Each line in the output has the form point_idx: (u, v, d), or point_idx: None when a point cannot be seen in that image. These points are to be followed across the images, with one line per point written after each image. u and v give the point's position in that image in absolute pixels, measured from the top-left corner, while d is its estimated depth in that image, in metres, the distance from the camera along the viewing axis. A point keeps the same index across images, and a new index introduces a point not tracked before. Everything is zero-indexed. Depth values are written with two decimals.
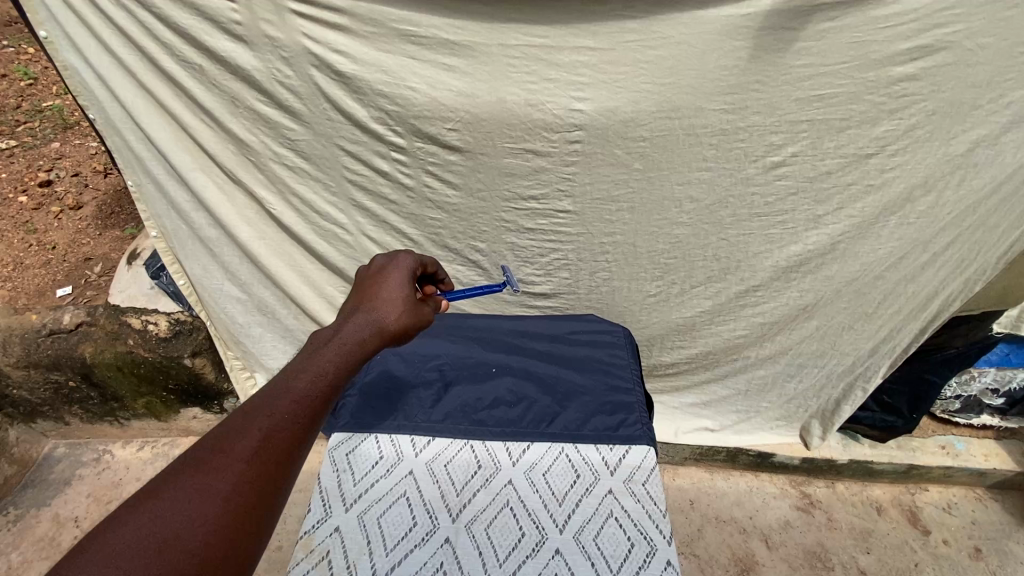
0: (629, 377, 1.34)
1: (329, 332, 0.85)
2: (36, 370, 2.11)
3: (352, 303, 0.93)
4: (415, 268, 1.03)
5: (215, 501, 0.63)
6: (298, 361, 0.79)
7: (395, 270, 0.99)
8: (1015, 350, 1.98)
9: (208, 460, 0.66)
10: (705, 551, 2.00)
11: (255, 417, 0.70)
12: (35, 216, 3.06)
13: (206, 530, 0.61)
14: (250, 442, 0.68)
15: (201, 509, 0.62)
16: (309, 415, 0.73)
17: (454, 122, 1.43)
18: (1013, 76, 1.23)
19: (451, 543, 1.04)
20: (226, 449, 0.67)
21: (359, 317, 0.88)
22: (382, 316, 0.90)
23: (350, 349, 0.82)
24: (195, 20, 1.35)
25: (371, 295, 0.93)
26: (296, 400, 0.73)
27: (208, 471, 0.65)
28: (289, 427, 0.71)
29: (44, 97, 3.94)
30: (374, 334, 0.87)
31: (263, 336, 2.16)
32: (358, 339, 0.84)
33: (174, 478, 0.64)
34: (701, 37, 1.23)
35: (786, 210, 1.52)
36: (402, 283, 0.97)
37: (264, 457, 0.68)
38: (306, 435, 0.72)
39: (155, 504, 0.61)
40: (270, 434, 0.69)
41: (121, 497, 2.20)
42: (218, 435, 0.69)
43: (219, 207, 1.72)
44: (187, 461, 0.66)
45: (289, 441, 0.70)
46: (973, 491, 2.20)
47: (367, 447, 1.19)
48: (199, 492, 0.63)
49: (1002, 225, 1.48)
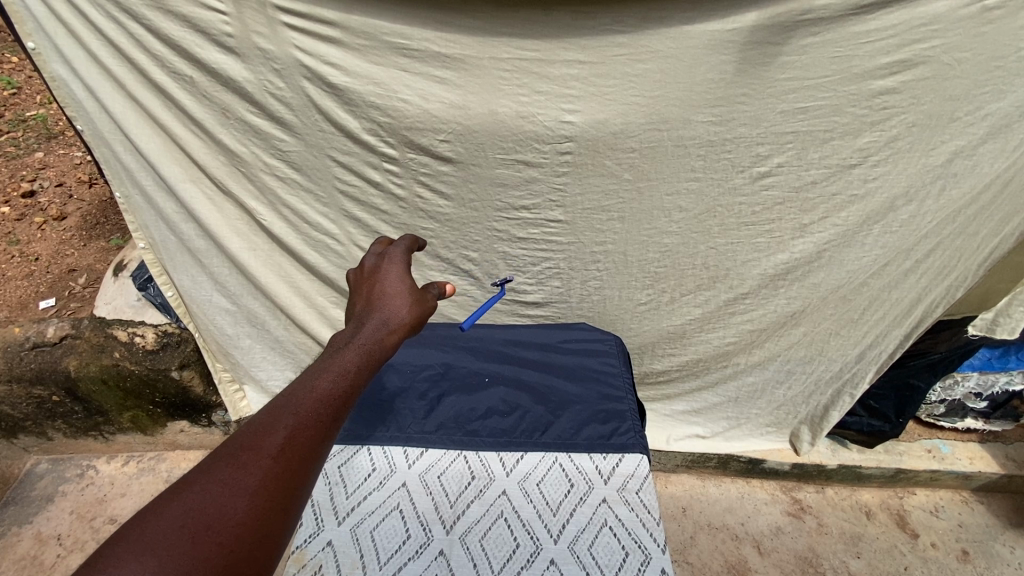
0: (620, 385, 1.36)
1: (345, 337, 0.84)
2: (18, 385, 2.06)
3: (361, 304, 0.93)
4: (408, 258, 1.02)
5: (244, 495, 0.62)
6: (318, 363, 0.78)
7: (394, 266, 0.99)
8: (997, 355, 2.01)
9: (236, 456, 0.64)
10: (698, 559, 2.01)
11: (281, 415, 0.69)
12: (17, 227, 3.02)
13: (237, 523, 0.61)
14: (276, 438, 0.66)
15: (232, 501, 0.61)
16: (333, 413, 0.72)
17: (446, 134, 1.43)
18: (989, 89, 1.27)
19: (445, 555, 1.03)
20: (253, 446, 0.65)
21: (374, 316, 0.88)
22: (394, 313, 0.89)
23: (370, 349, 0.82)
24: (185, 32, 1.35)
25: (378, 294, 0.93)
26: (320, 398, 0.72)
27: (238, 465, 0.64)
28: (314, 425, 0.69)
29: (27, 106, 3.89)
30: (390, 332, 0.87)
31: (253, 348, 2.13)
32: (376, 339, 0.84)
33: (203, 472, 0.63)
34: (688, 52, 1.26)
35: (773, 219, 1.55)
36: (404, 279, 0.96)
37: (291, 453, 0.66)
38: (329, 433, 0.71)
39: (185, 497, 0.61)
40: (296, 431, 0.68)
41: (106, 513, 2.16)
42: (245, 432, 0.67)
43: (209, 217, 1.70)
44: (216, 456, 0.65)
45: (315, 438, 0.69)
46: (959, 494, 2.24)
47: (360, 459, 1.19)
48: (228, 486, 0.62)
49: (982, 231, 1.52)
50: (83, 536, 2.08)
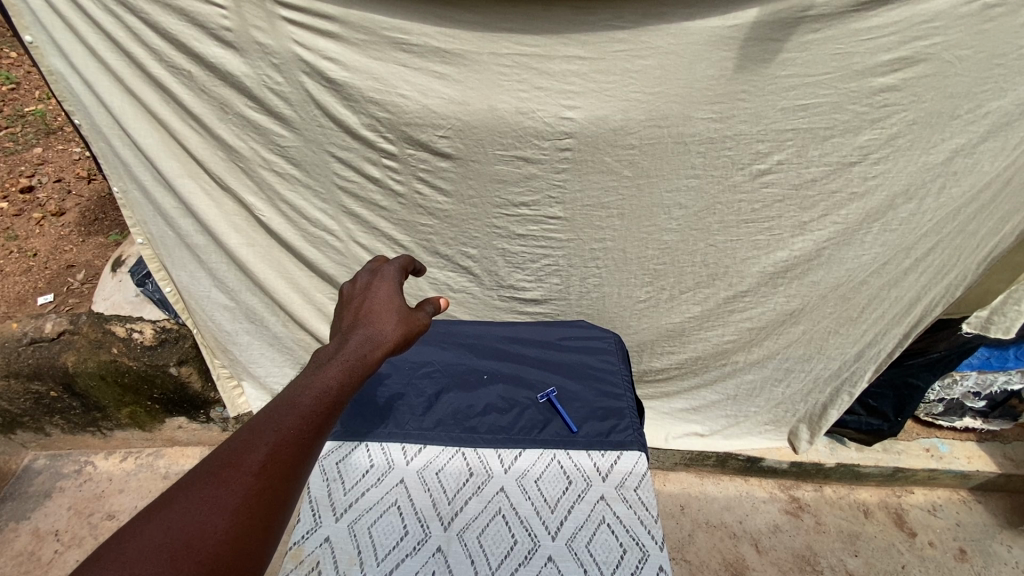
0: (619, 383, 1.36)
1: (330, 352, 0.85)
2: (16, 381, 2.06)
3: (349, 319, 0.93)
4: (400, 278, 1.04)
5: (224, 513, 0.62)
6: (302, 379, 0.78)
7: (383, 283, 0.99)
8: (996, 354, 2.00)
9: (216, 473, 0.64)
10: (696, 557, 2.01)
11: (263, 432, 0.69)
12: (15, 222, 3.01)
13: (216, 542, 0.61)
14: (258, 456, 0.67)
15: (211, 519, 0.61)
16: (316, 429, 0.72)
17: (445, 130, 1.43)
18: (990, 87, 1.26)
19: (443, 552, 1.03)
20: (235, 463, 0.65)
21: (360, 332, 0.88)
22: (381, 330, 0.90)
23: (354, 364, 0.82)
24: (183, 26, 1.34)
25: (365, 311, 0.93)
26: (304, 415, 0.72)
27: (218, 483, 0.64)
28: (297, 441, 0.70)
29: (27, 101, 3.88)
30: (376, 347, 0.87)
31: (252, 344, 2.13)
32: (361, 354, 0.84)
33: (184, 490, 0.63)
34: (689, 48, 1.25)
35: (773, 217, 1.54)
36: (393, 296, 0.97)
37: (272, 470, 0.67)
38: (311, 450, 0.71)
39: (166, 514, 0.61)
40: (277, 448, 0.68)
41: (103, 509, 2.16)
42: (227, 450, 0.67)
43: (208, 213, 1.70)
44: (198, 473, 0.65)
45: (296, 456, 0.69)
46: (957, 493, 2.24)
47: (358, 456, 1.19)
48: (208, 504, 0.62)
49: (982, 230, 1.52)
50: (80, 532, 2.08)
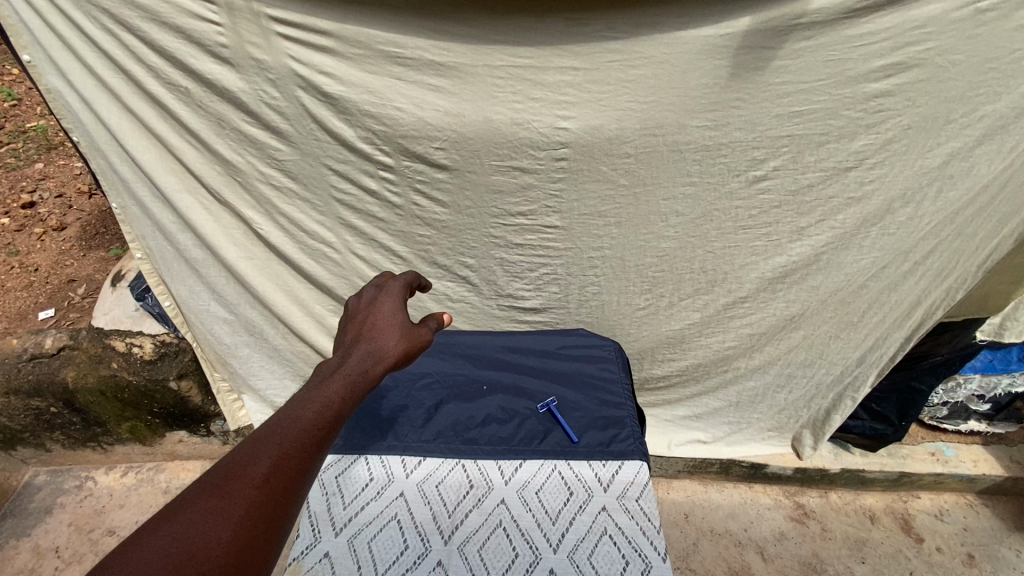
0: (620, 392, 1.36)
1: (332, 366, 0.84)
2: (16, 397, 2.06)
3: (351, 334, 0.93)
4: (404, 293, 1.03)
5: (227, 524, 0.61)
6: (302, 394, 0.78)
7: (387, 298, 0.99)
8: (999, 356, 1.99)
9: (220, 486, 0.64)
10: (701, 566, 1.99)
11: (266, 445, 0.68)
12: (17, 237, 3.02)
13: (219, 553, 0.60)
14: (261, 468, 0.66)
15: (214, 531, 0.61)
16: (317, 442, 0.72)
17: (441, 141, 1.43)
18: (984, 91, 1.27)
19: (443, 566, 1.02)
20: (239, 475, 0.65)
21: (361, 348, 0.88)
22: (382, 345, 0.89)
23: (355, 379, 0.81)
24: (180, 43, 1.35)
25: (368, 325, 0.93)
26: (306, 428, 0.72)
27: (222, 494, 0.63)
28: (299, 454, 0.69)
29: (28, 117, 3.90)
30: (377, 363, 0.86)
31: (251, 356, 2.13)
32: (362, 369, 0.84)
33: (188, 501, 0.63)
34: (683, 57, 1.26)
35: (769, 223, 1.54)
36: (396, 311, 0.97)
37: (275, 483, 0.66)
38: (311, 464, 0.70)
39: (170, 525, 0.60)
40: (280, 461, 0.68)
41: (104, 525, 2.15)
42: (229, 462, 0.67)
43: (206, 226, 1.70)
44: (202, 484, 0.64)
45: (299, 468, 0.68)
46: (964, 498, 2.22)
47: (357, 470, 1.17)
48: (212, 514, 0.62)
49: (982, 232, 1.51)
50: (81, 548, 2.07)
